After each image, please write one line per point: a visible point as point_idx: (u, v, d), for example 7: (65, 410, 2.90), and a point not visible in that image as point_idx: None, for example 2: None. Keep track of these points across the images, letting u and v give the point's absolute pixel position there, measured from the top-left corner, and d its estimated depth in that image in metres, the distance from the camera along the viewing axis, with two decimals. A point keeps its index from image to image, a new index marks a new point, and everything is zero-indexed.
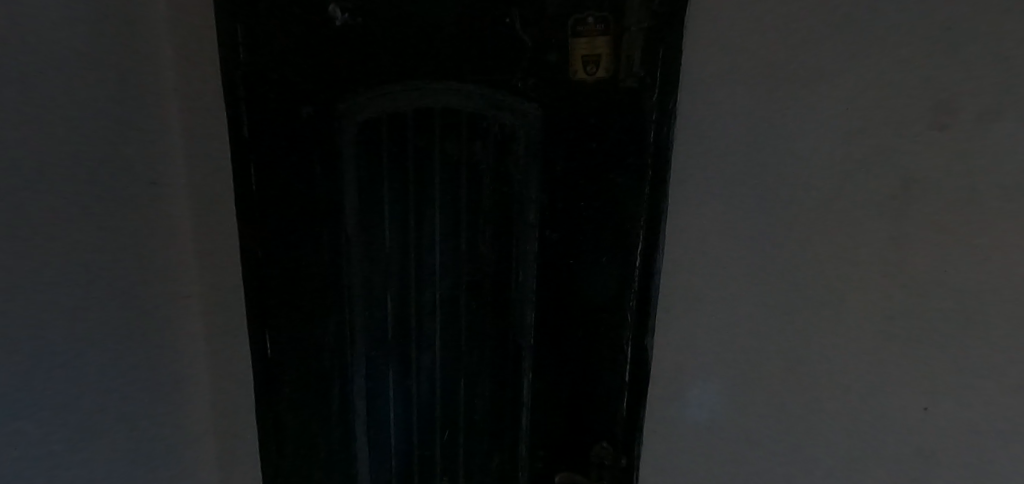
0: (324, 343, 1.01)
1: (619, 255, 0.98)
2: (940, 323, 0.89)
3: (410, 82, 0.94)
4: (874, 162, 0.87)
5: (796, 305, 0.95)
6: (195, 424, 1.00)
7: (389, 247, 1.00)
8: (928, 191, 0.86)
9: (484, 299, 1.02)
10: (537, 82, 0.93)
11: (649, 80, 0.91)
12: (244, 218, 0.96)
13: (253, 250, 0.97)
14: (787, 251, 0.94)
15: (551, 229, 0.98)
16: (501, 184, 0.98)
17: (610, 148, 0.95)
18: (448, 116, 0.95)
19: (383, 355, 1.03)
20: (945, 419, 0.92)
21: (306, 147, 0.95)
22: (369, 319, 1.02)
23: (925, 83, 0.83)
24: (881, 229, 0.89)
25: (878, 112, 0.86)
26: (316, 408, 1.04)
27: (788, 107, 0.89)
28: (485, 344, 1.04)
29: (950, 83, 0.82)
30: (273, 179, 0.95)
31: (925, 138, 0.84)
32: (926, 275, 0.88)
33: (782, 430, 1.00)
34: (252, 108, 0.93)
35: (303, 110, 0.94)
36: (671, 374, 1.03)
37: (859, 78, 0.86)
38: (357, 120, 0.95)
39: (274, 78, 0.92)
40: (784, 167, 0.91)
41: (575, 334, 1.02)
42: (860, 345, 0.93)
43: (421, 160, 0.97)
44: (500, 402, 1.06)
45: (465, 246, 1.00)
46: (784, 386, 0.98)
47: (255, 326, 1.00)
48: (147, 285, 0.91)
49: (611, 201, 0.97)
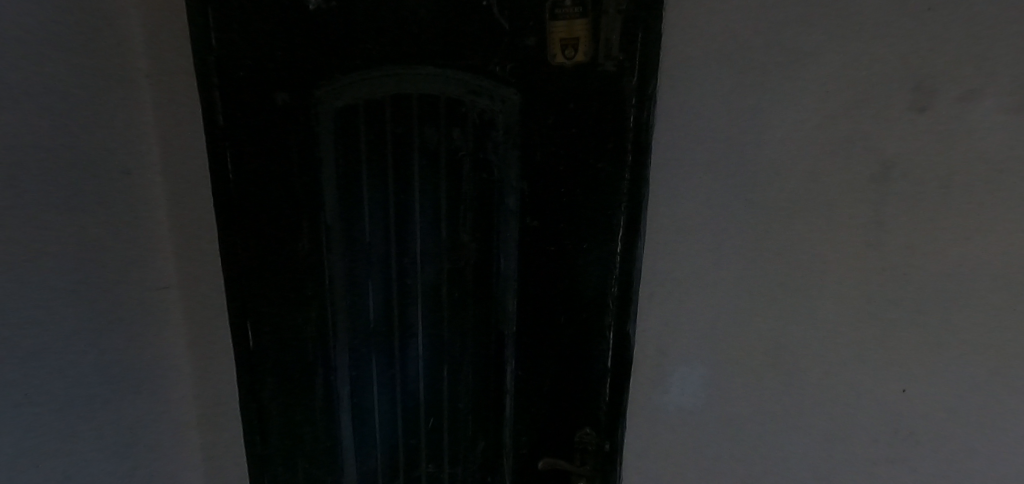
0: (306, 333, 1.02)
1: (601, 242, 0.97)
2: (919, 307, 0.89)
3: (387, 67, 0.92)
4: (852, 146, 0.86)
5: (777, 290, 0.94)
6: (176, 411, 1.02)
7: (369, 234, 0.99)
8: (907, 175, 0.85)
9: (466, 286, 1.01)
10: (515, 67, 0.92)
11: (627, 64, 0.90)
12: (222, 206, 0.95)
13: (234, 239, 0.97)
14: (767, 237, 0.93)
15: (532, 217, 0.97)
16: (481, 171, 0.96)
17: (589, 133, 0.93)
18: (426, 102, 0.94)
19: (366, 344, 1.03)
20: (923, 402, 0.92)
21: (282, 135, 0.94)
22: (351, 308, 1.02)
23: (903, 66, 0.82)
24: (862, 213, 0.88)
25: (856, 96, 0.85)
26: (300, 397, 1.04)
27: (768, 90, 0.88)
28: (468, 332, 1.03)
29: (927, 67, 0.82)
30: (250, 168, 0.95)
31: (903, 122, 0.84)
32: (902, 259, 0.88)
33: (764, 415, 1.00)
34: (224, 95, 0.92)
35: (279, 96, 0.92)
36: (653, 362, 1.02)
37: (836, 61, 0.85)
38: (334, 107, 0.94)
39: (249, 65, 0.91)
40: (763, 152, 0.90)
41: (559, 321, 1.01)
42: (842, 331, 0.93)
43: (400, 147, 0.96)
44: (484, 391, 1.06)
45: (445, 234, 0.99)
46: (766, 370, 0.98)
47: (239, 314, 1.00)
48: (128, 278, 0.92)
49: (592, 187, 0.95)
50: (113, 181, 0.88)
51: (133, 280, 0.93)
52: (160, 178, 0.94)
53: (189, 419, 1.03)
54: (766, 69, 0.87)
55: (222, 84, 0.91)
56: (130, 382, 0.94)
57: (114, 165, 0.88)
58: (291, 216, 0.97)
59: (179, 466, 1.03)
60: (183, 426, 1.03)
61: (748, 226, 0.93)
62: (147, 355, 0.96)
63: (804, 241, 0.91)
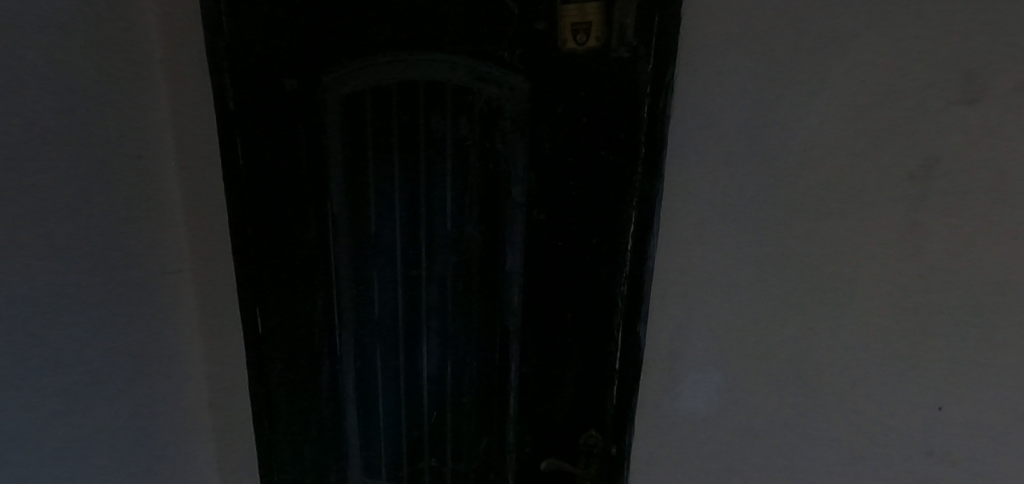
0: (314, 321, 1.02)
1: (611, 238, 0.92)
2: (956, 314, 0.84)
3: (394, 53, 0.90)
4: (887, 141, 0.81)
5: (800, 292, 0.89)
6: (188, 392, 1.04)
7: (375, 223, 0.98)
8: (949, 172, 0.80)
9: (472, 280, 0.98)
10: (524, 53, 0.88)
11: (642, 49, 0.85)
12: (232, 192, 0.96)
13: (244, 225, 0.98)
14: (792, 237, 0.88)
15: (539, 210, 0.93)
16: (487, 162, 0.93)
17: (600, 124, 0.89)
18: (433, 90, 0.91)
19: (371, 334, 1.02)
20: (961, 418, 0.87)
21: (290, 122, 0.93)
22: (358, 297, 1.01)
23: (948, 57, 0.77)
24: (897, 213, 0.83)
25: (894, 88, 0.80)
26: (307, 384, 1.05)
27: (797, 80, 0.83)
28: (473, 327, 1.00)
29: (975, 58, 0.77)
30: (259, 154, 0.95)
31: (949, 115, 0.79)
32: (940, 264, 0.83)
33: (784, 426, 0.94)
34: (235, 81, 0.92)
35: (286, 82, 0.92)
36: (665, 367, 0.96)
37: (872, 50, 0.79)
38: (341, 94, 0.92)
39: (260, 51, 0.91)
40: (790, 147, 0.85)
41: (566, 319, 0.96)
42: (874, 337, 0.88)
43: (406, 136, 0.94)
44: (487, 389, 1.02)
45: (451, 226, 0.96)
46: (787, 379, 0.92)
47: (247, 299, 1.01)
48: (142, 260, 0.94)
49: (603, 181, 0.90)
50: (125, 165, 0.89)
51: (147, 262, 0.94)
52: (173, 161, 0.95)
53: (199, 399, 1.06)
54: (796, 55, 0.82)
55: (233, 69, 0.92)
56: (142, 361, 0.96)
57: (127, 149, 0.89)
58: (299, 204, 0.97)
59: (189, 446, 1.06)
60: (194, 408, 1.05)
61: (767, 224, 0.88)
62: (158, 337, 0.98)
63: (829, 240, 0.86)
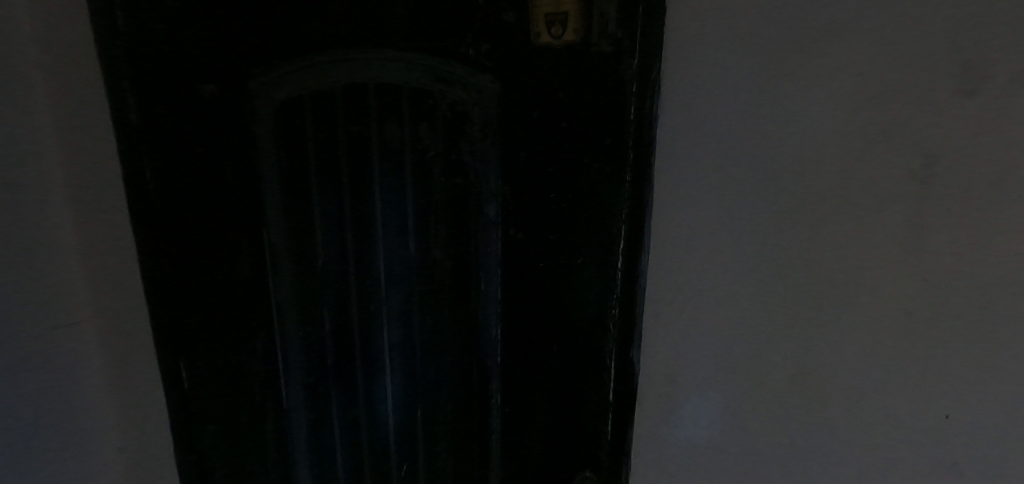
0: (252, 373, 0.86)
1: (598, 256, 0.83)
2: (959, 320, 0.79)
3: (337, 51, 0.76)
4: (888, 138, 0.75)
5: (800, 303, 0.83)
6: (99, 461, 0.87)
7: (323, 252, 0.83)
8: (952, 169, 0.74)
9: (441, 312, 0.86)
10: (492, 49, 0.76)
11: (626, 42, 0.76)
12: (143, 225, 0.79)
13: (159, 263, 0.80)
14: (791, 244, 0.81)
15: (516, 228, 0.82)
16: (454, 175, 0.81)
17: (582, 128, 0.79)
18: (386, 94, 0.78)
19: (323, 382, 0.88)
20: (968, 424, 0.82)
21: (212, 138, 0.77)
22: (306, 341, 0.86)
23: (947, 45, 0.71)
24: (898, 214, 0.77)
25: (893, 79, 0.73)
26: (248, 447, 0.88)
27: (791, 76, 0.75)
28: (444, 363, 0.88)
29: (975, 46, 0.70)
30: (174, 178, 0.78)
31: (949, 108, 0.72)
32: (943, 267, 0.77)
33: (790, 446, 0.88)
34: (137, 90, 0.75)
35: (204, 88, 0.75)
36: (661, 393, 0.89)
37: (868, 41, 0.72)
38: (274, 101, 0.77)
39: (167, 52, 0.74)
40: (784, 148, 0.77)
41: (551, 348, 0.86)
42: (877, 347, 0.82)
43: (356, 148, 0.80)
44: (464, 431, 0.91)
45: (414, 251, 0.83)
46: (790, 396, 0.86)
47: (168, 351, 0.84)
48: (25, 313, 0.77)
49: (587, 192, 0.81)
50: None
51: (32, 315, 0.78)
52: (64, 190, 0.78)
53: (114, 471, 0.88)
54: (789, 48, 0.74)
55: (134, 75, 0.74)
56: (31, 433, 0.80)
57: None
58: (228, 235, 0.81)
59: None
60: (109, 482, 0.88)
61: (764, 233, 0.81)
62: (53, 403, 0.81)
63: (829, 248, 0.80)
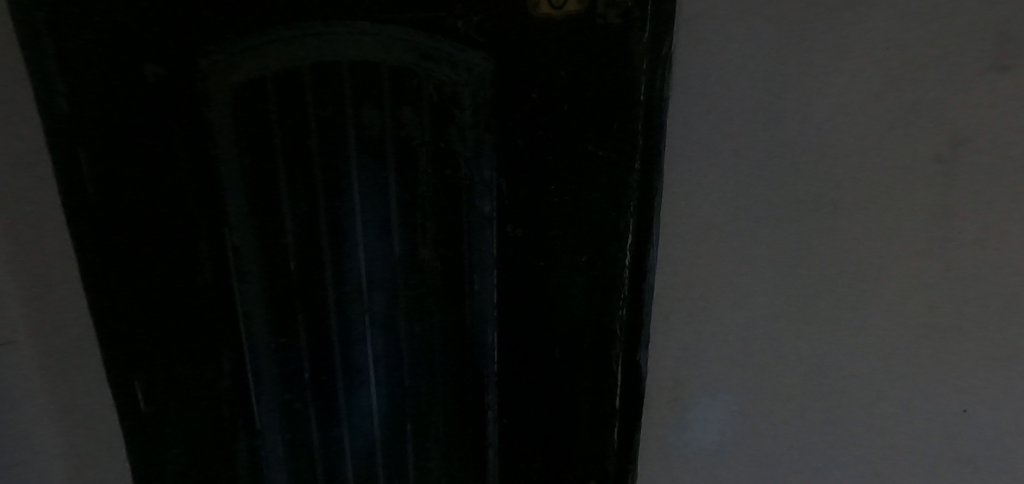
0: (218, 391, 0.76)
1: (603, 253, 0.75)
2: (983, 316, 0.70)
3: (304, 24, 0.65)
4: (917, 118, 0.65)
5: (815, 299, 0.75)
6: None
7: (294, 255, 0.74)
8: (982, 151, 0.65)
9: (431, 316, 0.79)
10: (484, 22, 0.67)
11: (636, 13, 0.66)
12: (82, 230, 0.68)
13: (104, 273, 0.70)
14: (808, 236, 0.72)
15: (513, 224, 0.74)
16: (443, 167, 0.73)
17: (586, 112, 0.69)
18: (363, 74, 0.68)
19: (299, 397, 0.79)
20: (990, 426, 0.74)
21: (160, 127, 0.66)
22: (279, 353, 0.77)
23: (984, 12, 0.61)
24: (923, 201, 0.68)
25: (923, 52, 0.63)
26: (216, 471, 0.79)
27: (814, 51, 0.66)
28: (436, 370, 0.81)
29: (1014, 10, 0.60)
30: (116, 175, 0.67)
31: (981, 84, 0.63)
32: (969, 259, 0.69)
33: (806, 452, 0.82)
34: (67, 73, 0.63)
35: (146, 69, 0.64)
36: (671, 396, 0.84)
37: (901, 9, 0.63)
38: (231, 83, 0.66)
39: (100, 26, 0.62)
40: (803, 131, 0.69)
41: (552, 353, 0.79)
42: (893, 346, 0.74)
43: (330, 137, 0.70)
44: (460, 443, 0.84)
45: (400, 251, 0.76)
46: (805, 399, 0.80)
47: (121, 371, 0.74)
48: None
49: (591, 184, 0.72)
50: None
51: None
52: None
53: None
54: (810, 18, 0.65)
55: (62, 54, 0.63)
56: None
57: None
58: (183, 239, 0.70)
59: None
60: None
61: (778, 223, 0.73)
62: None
63: (851, 244, 0.72)
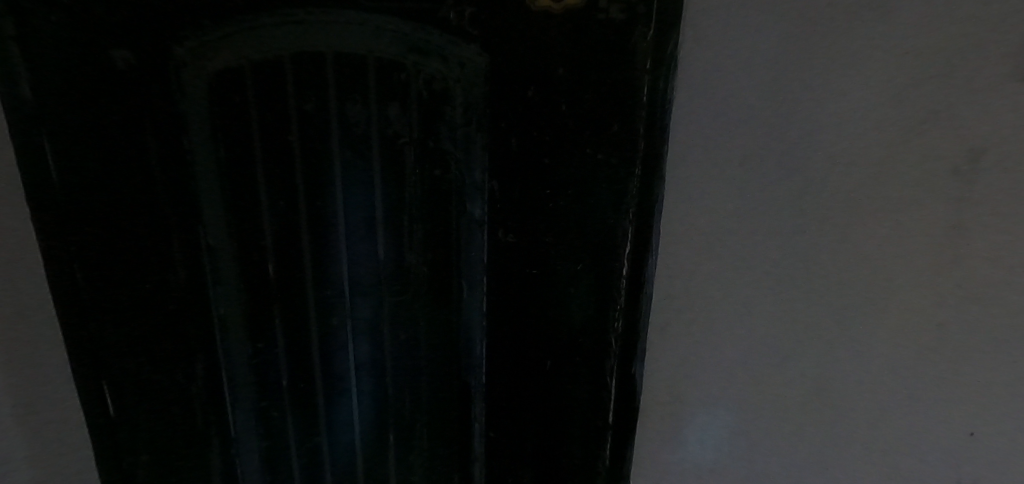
0: (191, 397, 0.73)
1: (599, 261, 0.71)
2: (995, 337, 0.67)
3: (284, 12, 0.61)
4: (932, 128, 0.61)
5: (820, 316, 0.71)
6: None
7: (272, 256, 0.70)
8: (1001, 164, 0.61)
9: (416, 323, 0.75)
10: (477, 14, 0.62)
11: (641, 9, 0.62)
12: (46, 227, 0.64)
13: (71, 271, 0.66)
14: (815, 251, 0.69)
15: (505, 229, 0.70)
16: (431, 167, 0.68)
17: (584, 113, 0.65)
18: (348, 67, 0.64)
19: (276, 404, 0.75)
20: (996, 448, 0.71)
21: (130, 119, 0.62)
22: (255, 359, 0.73)
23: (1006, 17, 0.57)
24: (937, 216, 0.64)
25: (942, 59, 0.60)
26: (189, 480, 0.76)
27: (825, 55, 0.62)
28: (421, 379, 0.77)
29: None
30: (83, 169, 0.63)
31: (1003, 93, 0.59)
32: (982, 278, 0.65)
33: (805, 472, 0.79)
34: (29, 59, 0.59)
35: (115, 56, 0.60)
36: (666, 411, 0.80)
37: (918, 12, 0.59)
38: (206, 74, 0.62)
39: (64, 8, 0.58)
40: (813, 140, 0.65)
41: (543, 364, 0.75)
42: (901, 368, 0.71)
43: (311, 134, 0.66)
44: (446, 454, 0.81)
45: (385, 254, 0.71)
46: (806, 418, 0.76)
47: (89, 376, 0.70)
48: None
49: (588, 189, 0.68)
50: None
51: None
52: None
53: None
54: (821, 19, 0.61)
55: (25, 38, 0.58)
56: None
57: None
58: (155, 237, 0.66)
59: None
60: None
61: (783, 235, 0.69)
62: None
63: (860, 260, 0.68)
